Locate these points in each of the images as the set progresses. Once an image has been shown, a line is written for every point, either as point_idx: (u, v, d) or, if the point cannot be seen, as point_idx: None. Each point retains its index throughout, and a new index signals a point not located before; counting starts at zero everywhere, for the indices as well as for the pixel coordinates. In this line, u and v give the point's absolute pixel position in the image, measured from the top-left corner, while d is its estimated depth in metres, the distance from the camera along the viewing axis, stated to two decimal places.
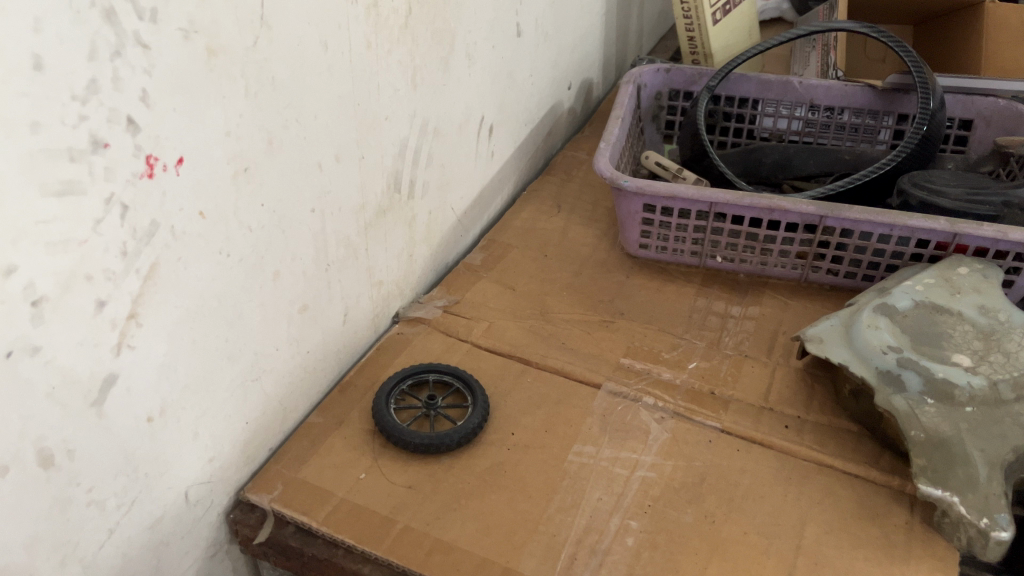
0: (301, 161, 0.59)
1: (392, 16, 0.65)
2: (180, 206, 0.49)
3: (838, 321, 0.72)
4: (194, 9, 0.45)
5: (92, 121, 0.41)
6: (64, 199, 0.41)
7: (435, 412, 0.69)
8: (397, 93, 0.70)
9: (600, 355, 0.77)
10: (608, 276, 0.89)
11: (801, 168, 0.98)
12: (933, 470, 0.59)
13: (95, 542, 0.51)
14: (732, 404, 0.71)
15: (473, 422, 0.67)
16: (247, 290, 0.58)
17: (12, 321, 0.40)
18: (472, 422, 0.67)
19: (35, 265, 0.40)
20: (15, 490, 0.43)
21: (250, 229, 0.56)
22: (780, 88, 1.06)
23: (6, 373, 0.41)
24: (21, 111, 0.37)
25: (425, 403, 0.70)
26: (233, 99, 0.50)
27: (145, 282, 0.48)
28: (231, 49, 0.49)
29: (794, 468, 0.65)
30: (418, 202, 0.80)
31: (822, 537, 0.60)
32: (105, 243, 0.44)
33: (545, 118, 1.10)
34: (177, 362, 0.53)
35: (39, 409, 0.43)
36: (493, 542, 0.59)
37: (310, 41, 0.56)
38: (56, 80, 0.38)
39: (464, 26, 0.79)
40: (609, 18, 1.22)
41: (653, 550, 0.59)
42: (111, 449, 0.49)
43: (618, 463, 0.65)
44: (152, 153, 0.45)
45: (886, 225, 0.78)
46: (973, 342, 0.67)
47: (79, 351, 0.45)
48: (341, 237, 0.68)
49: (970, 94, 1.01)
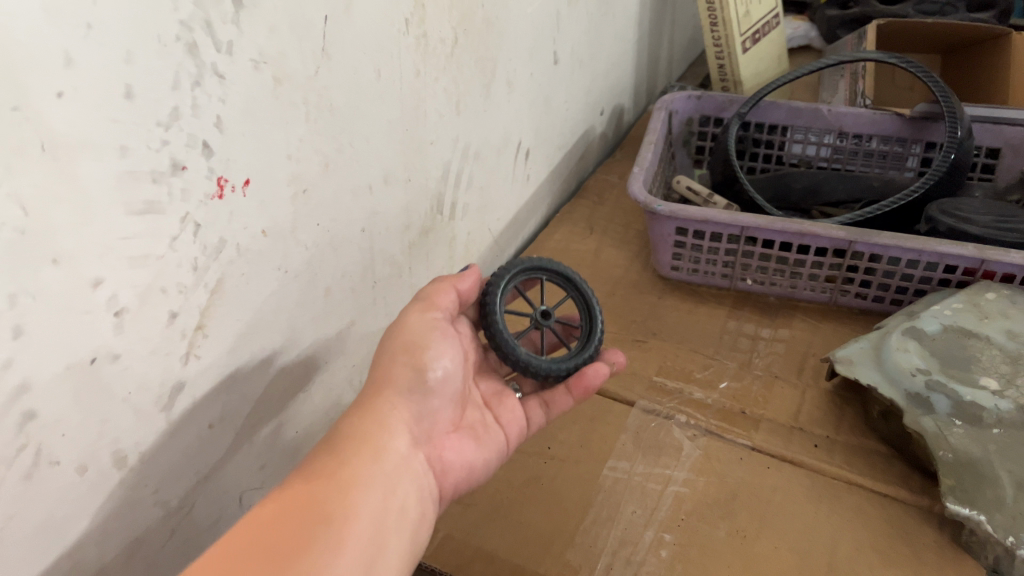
0: (352, 182, 0.62)
1: (439, 46, 0.68)
2: (245, 224, 0.52)
3: (867, 343, 0.74)
4: (265, 41, 0.48)
5: (173, 145, 0.44)
6: (145, 218, 0.44)
7: (549, 320, 0.68)
8: (443, 119, 0.73)
9: (633, 373, 0.79)
10: (641, 296, 0.92)
11: (830, 194, 1.00)
12: (962, 489, 0.60)
13: (159, 541, 0.54)
14: (763, 424, 0.73)
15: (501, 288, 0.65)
16: (303, 306, 0.61)
17: (96, 330, 0.43)
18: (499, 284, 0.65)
19: (118, 278, 0.44)
20: (93, 487, 0.46)
21: (306, 246, 0.59)
22: (810, 116, 1.08)
23: (89, 378, 0.44)
24: (112, 137, 0.40)
25: (537, 316, 0.68)
26: (295, 124, 0.54)
27: (213, 296, 0.51)
28: (295, 77, 0.52)
29: (824, 487, 0.67)
30: (458, 223, 0.83)
31: (853, 554, 0.61)
32: (178, 260, 0.47)
33: (579, 142, 1.13)
34: (237, 371, 0.56)
35: (115, 413, 0.46)
36: (532, 552, 0.62)
37: (365, 70, 0.59)
38: (142, 108, 0.42)
39: (506, 55, 0.82)
40: (641, 46, 1.25)
41: (686, 562, 0.61)
42: (175, 453, 0.52)
43: (652, 478, 0.68)
44: (223, 175, 0.49)
45: (915, 252, 0.79)
46: (1001, 365, 0.68)
47: (154, 358, 0.48)
48: (387, 256, 0.71)
49: (998, 123, 1.01)
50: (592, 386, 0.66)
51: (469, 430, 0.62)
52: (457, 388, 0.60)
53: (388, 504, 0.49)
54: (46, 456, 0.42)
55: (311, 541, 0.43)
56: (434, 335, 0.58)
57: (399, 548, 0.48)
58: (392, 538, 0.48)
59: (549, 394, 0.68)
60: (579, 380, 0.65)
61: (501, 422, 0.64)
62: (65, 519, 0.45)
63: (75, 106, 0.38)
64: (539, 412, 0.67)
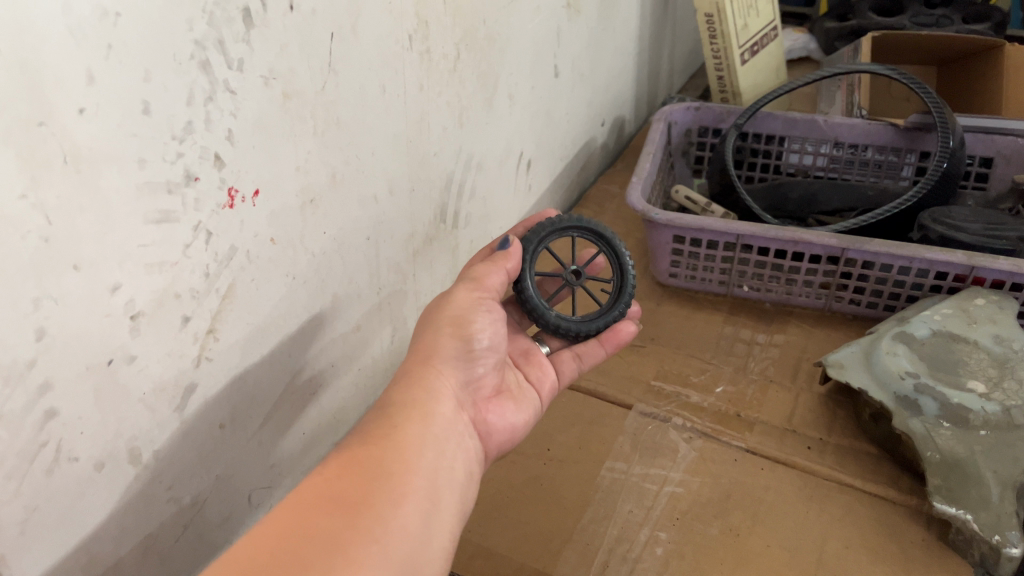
0: (358, 192, 0.64)
1: (442, 61, 0.71)
2: (255, 233, 0.54)
3: (858, 347, 0.76)
4: (274, 59, 0.51)
5: (187, 157, 0.47)
6: (161, 226, 0.46)
7: (580, 280, 0.72)
8: (446, 131, 0.76)
9: (631, 377, 0.81)
10: (639, 303, 0.94)
11: (825, 203, 1.02)
12: (948, 489, 0.63)
13: (171, 536, 0.56)
14: (758, 426, 0.75)
15: (531, 254, 0.68)
16: (311, 311, 0.63)
17: (115, 332, 0.46)
18: (529, 249, 0.68)
19: (135, 283, 0.46)
20: (110, 483, 0.49)
21: (313, 254, 0.61)
22: (806, 126, 1.10)
23: (107, 379, 0.46)
24: (131, 149, 0.43)
25: (569, 277, 0.71)
26: (303, 137, 0.56)
27: (224, 301, 0.53)
28: (303, 93, 0.54)
29: (815, 487, 0.69)
30: (461, 232, 0.86)
31: (842, 551, 0.63)
32: (192, 266, 0.49)
33: (580, 152, 1.15)
34: (246, 373, 0.58)
35: (132, 412, 0.48)
36: (531, 549, 0.64)
37: (370, 85, 0.61)
38: (159, 122, 0.44)
39: (508, 69, 0.84)
40: (641, 59, 1.27)
41: (681, 559, 0.62)
42: (188, 451, 0.55)
43: (648, 479, 0.70)
44: (234, 186, 0.51)
45: (905, 259, 0.81)
46: (988, 369, 0.70)
47: (168, 360, 0.50)
48: (392, 263, 0.73)
49: (991, 134, 1.04)
50: (624, 339, 0.73)
51: (509, 393, 0.66)
52: (501, 355, 0.63)
53: (441, 464, 0.52)
54: (66, 452, 0.45)
55: (375, 493, 0.46)
56: (479, 309, 0.61)
57: (453, 504, 0.51)
58: (446, 495, 0.50)
59: (578, 347, 0.73)
60: (613, 335, 0.73)
61: (536, 383, 0.69)
62: (84, 514, 0.47)
63: (97, 121, 0.40)
64: (570, 364, 0.73)
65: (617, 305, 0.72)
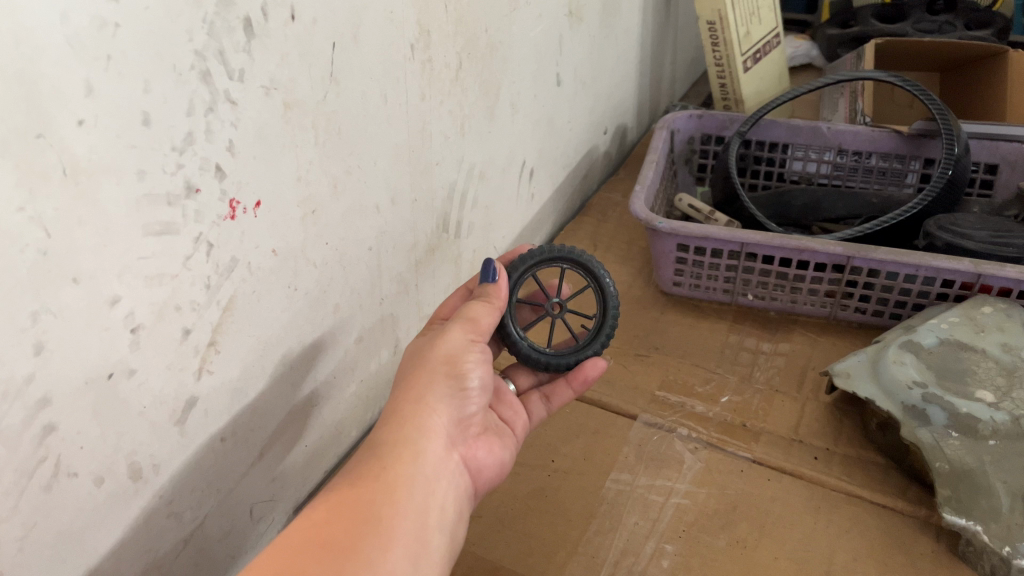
0: (359, 203, 0.64)
1: (444, 70, 0.70)
2: (258, 244, 0.54)
3: (865, 357, 0.75)
4: (275, 68, 0.50)
5: (187, 168, 0.46)
6: (162, 238, 0.46)
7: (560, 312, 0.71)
8: (448, 140, 0.75)
9: (636, 388, 0.81)
10: (643, 312, 0.93)
11: (829, 210, 1.01)
12: (958, 500, 0.62)
13: (172, 551, 0.55)
14: (763, 436, 0.74)
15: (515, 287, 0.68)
16: (312, 323, 0.63)
17: (114, 345, 0.45)
18: (515, 277, 0.68)
19: (135, 296, 0.45)
20: (110, 498, 0.48)
21: (315, 265, 0.61)
22: (810, 133, 1.09)
23: (107, 393, 0.46)
24: (130, 161, 0.42)
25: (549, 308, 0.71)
26: (305, 148, 0.56)
27: (225, 313, 0.53)
28: (304, 103, 0.54)
29: (823, 497, 0.68)
30: (464, 242, 0.85)
31: (851, 564, 0.62)
32: (192, 278, 0.49)
33: (582, 161, 1.15)
34: (248, 386, 0.58)
35: (131, 426, 0.48)
36: (536, 562, 0.63)
37: (372, 94, 0.61)
38: (159, 133, 0.44)
39: (510, 78, 0.84)
40: (643, 66, 1.27)
41: (688, 572, 0.62)
42: (189, 465, 0.54)
43: (654, 490, 0.69)
44: (235, 198, 0.51)
45: (911, 267, 0.81)
46: (997, 378, 0.70)
47: (168, 373, 0.50)
48: (395, 274, 0.73)
49: (995, 140, 1.03)
50: (591, 377, 0.70)
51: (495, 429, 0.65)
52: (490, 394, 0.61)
53: (430, 503, 0.51)
54: (65, 468, 0.44)
55: (362, 540, 0.46)
56: (472, 350, 0.58)
57: (440, 544, 0.51)
58: (434, 536, 0.50)
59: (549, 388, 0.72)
60: (580, 374, 0.70)
61: (508, 422, 0.68)
62: (83, 529, 0.47)
63: (96, 132, 0.40)
64: (540, 405, 0.72)
65: (593, 342, 0.71)
